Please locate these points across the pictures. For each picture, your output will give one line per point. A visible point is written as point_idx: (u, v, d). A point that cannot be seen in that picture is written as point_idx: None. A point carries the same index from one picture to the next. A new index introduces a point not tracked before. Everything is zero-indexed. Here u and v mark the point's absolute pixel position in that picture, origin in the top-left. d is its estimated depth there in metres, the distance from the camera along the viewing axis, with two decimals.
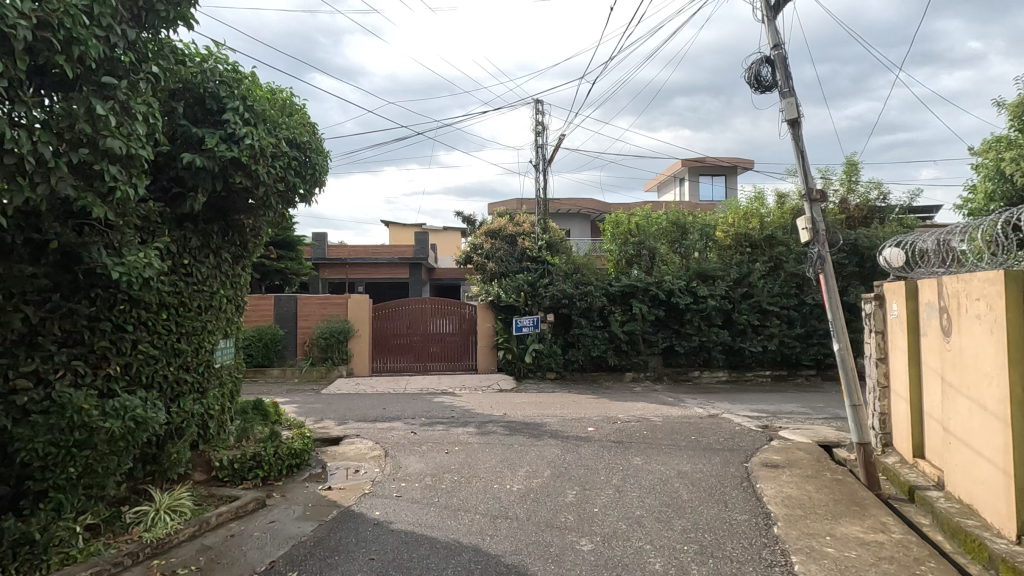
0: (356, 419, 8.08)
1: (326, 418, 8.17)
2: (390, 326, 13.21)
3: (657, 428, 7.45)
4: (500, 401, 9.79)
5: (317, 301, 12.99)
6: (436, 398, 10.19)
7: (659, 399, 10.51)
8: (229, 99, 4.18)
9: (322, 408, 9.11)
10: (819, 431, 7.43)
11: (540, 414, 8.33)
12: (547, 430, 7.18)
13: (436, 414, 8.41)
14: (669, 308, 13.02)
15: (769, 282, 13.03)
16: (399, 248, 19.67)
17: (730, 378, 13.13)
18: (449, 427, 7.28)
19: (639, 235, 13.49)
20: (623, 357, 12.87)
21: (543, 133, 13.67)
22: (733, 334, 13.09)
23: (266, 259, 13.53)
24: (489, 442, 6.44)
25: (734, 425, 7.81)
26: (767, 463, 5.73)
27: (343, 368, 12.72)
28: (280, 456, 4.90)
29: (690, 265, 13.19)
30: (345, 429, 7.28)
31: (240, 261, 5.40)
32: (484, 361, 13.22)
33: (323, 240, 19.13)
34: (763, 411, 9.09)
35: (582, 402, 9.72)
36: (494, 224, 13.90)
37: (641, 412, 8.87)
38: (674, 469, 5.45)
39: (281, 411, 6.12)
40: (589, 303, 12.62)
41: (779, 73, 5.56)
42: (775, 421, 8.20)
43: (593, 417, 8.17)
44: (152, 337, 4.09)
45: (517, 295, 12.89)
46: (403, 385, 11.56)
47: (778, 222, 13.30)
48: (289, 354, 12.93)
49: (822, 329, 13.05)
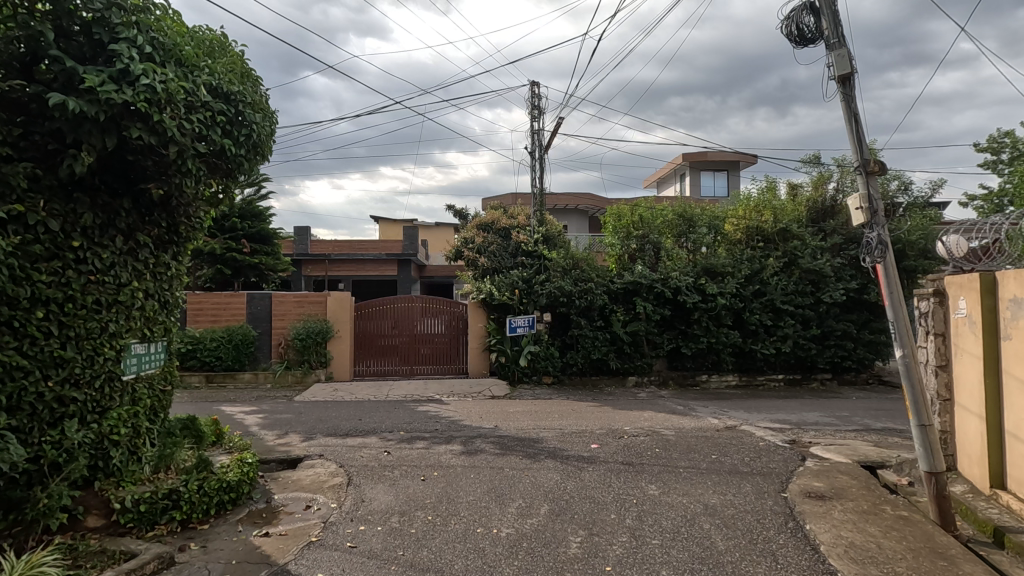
0: (325, 433, 7.05)
1: (292, 432, 7.13)
2: (374, 326, 12.19)
3: (671, 445, 6.46)
4: (491, 410, 8.79)
5: (293, 299, 11.95)
6: (420, 406, 9.18)
7: (668, 406, 9.51)
8: (124, 28, 3.16)
9: (290, 419, 8.07)
10: (857, 447, 6.45)
11: (536, 428, 7.32)
12: (544, 448, 6.17)
13: (418, 427, 7.39)
14: (675, 307, 12.04)
15: (784, 278, 12.04)
16: (388, 243, 18.61)
17: (740, 383, 12.21)
18: (431, 446, 6.26)
19: (642, 228, 12.54)
20: (626, 360, 11.88)
21: (540, 117, 12.65)
22: (744, 335, 12.15)
23: (238, 254, 12.42)
24: (476, 465, 5.43)
25: (757, 441, 6.83)
26: (810, 493, 4.75)
27: (321, 372, 11.69)
28: (207, 491, 3.88)
29: (698, 260, 12.23)
30: (310, 446, 6.25)
31: (166, 248, 4.36)
32: (475, 364, 12.23)
33: (306, 235, 18.07)
34: (785, 422, 8.12)
35: (583, 412, 8.74)
36: (487, 217, 12.99)
37: (649, 423, 7.88)
38: (699, 503, 4.45)
39: (224, 430, 5.08)
40: (589, 301, 11.62)
41: (827, 18, 4.56)
42: (802, 435, 7.23)
43: (597, 431, 7.17)
44: (20, 344, 3.09)
45: (511, 292, 11.88)
46: (386, 391, 10.55)
47: (793, 215, 12.34)
48: (263, 357, 11.86)
49: (840, 330, 12.10)
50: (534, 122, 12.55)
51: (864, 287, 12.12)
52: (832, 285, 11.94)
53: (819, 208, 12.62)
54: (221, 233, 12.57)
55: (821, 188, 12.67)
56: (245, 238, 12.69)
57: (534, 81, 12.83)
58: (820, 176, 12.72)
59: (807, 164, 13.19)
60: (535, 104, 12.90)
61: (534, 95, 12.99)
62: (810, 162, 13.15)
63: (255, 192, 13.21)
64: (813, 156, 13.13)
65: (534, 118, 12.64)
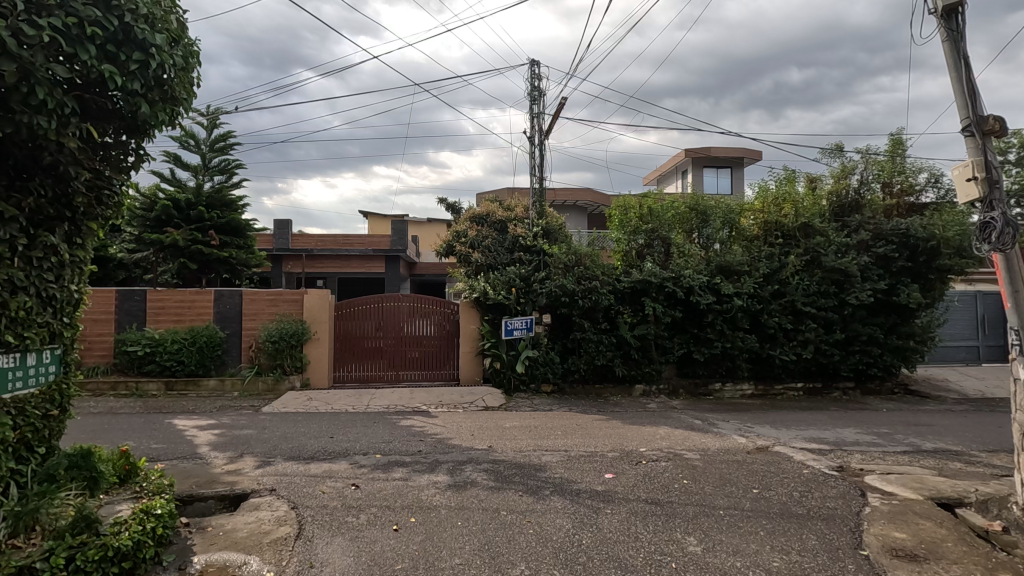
0: (286, 456, 5.92)
1: (247, 455, 5.98)
2: (356, 327, 11.05)
3: (700, 475, 5.37)
4: (485, 426, 7.70)
5: (266, 297, 10.80)
6: (403, 421, 8.06)
7: (684, 420, 8.43)
8: None
9: (251, 436, 6.92)
10: (922, 479, 5.41)
11: (537, 450, 6.22)
12: (547, 481, 5.07)
13: (398, 449, 6.28)
14: (687, 309, 10.98)
15: (805, 278, 11.02)
16: (375, 238, 17.47)
17: (756, 392, 11.21)
18: (411, 476, 5.13)
19: (650, 221, 11.47)
20: (633, 367, 10.81)
21: (541, 99, 11.57)
22: (761, 340, 11.14)
23: (205, 247, 11.20)
24: (464, 506, 4.31)
25: (800, 469, 5.75)
26: (898, 551, 3.67)
27: (296, 379, 10.52)
28: (80, 567, 2.77)
29: (711, 258, 11.20)
30: (263, 476, 5.11)
31: (50, 225, 3.26)
32: (467, 370, 11.10)
33: (287, 228, 16.91)
34: (822, 442, 7.05)
35: (589, 428, 7.65)
36: (482, 209, 12.08)
37: (668, 443, 6.82)
38: (759, 569, 3.36)
39: (137, 462, 3.92)
40: (593, 302, 10.53)
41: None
42: (851, 460, 6.17)
43: (608, 456, 6.08)
44: None
45: (508, 291, 10.79)
46: (366, 401, 9.39)
47: (816, 209, 11.31)
48: (231, 361, 10.66)
49: (866, 334, 11.07)
50: (534, 105, 11.47)
51: (892, 289, 11.08)
52: (858, 286, 10.87)
53: (841, 203, 11.66)
54: (187, 223, 11.27)
55: (844, 180, 11.67)
56: (213, 229, 11.42)
57: (535, 60, 11.73)
58: (843, 168, 11.70)
59: (828, 154, 12.17)
60: (535, 86, 11.81)
61: (535, 75, 11.90)
62: (831, 152, 12.14)
63: (226, 180, 12.04)
64: (834, 146, 12.13)
65: (534, 100, 11.54)
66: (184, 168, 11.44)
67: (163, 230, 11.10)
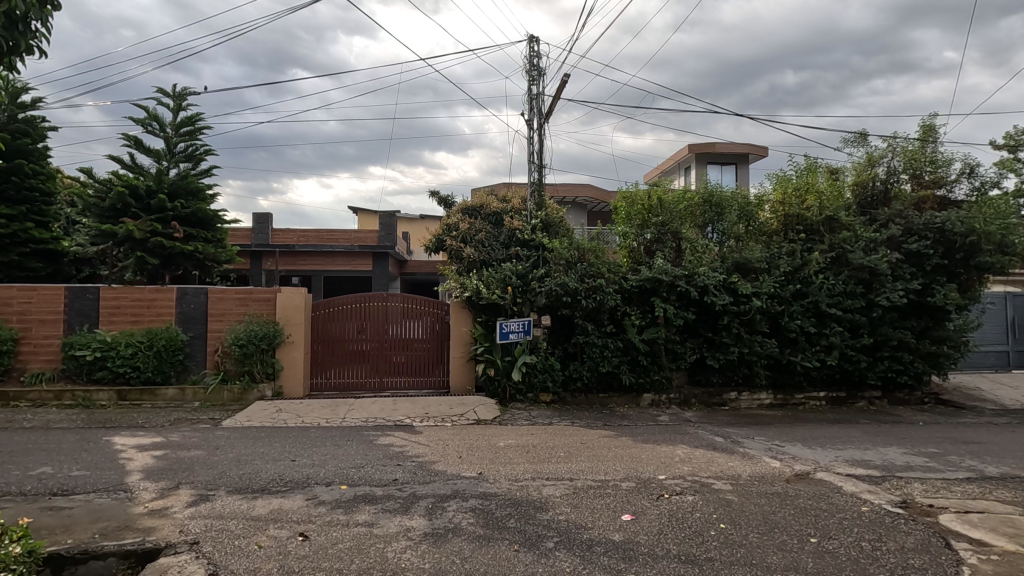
0: (230, 489, 4.85)
1: (182, 487, 4.91)
2: (336, 329, 10.00)
3: (740, 516, 4.33)
4: (475, 445, 6.65)
5: (235, 295, 9.70)
6: (381, 438, 6.98)
7: (703, 437, 7.39)
8: None
9: (197, 459, 5.83)
10: (1014, 521, 4.38)
11: (536, 480, 5.17)
12: (550, 527, 4.02)
13: (369, 478, 5.21)
14: (700, 310, 9.98)
15: (829, 277, 10.04)
16: (361, 234, 16.40)
17: (775, 403, 10.21)
18: (377, 520, 4.08)
19: (659, 213, 10.45)
20: (641, 375, 9.77)
21: (540, 79, 10.53)
22: (781, 345, 10.16)
23: (166, 240, 10.08)
24: (442, 570, 3.26)
25: (857, 506, 4.72)
26: None
27: (267, 388, 9.43)
28: None
29: (726, 254, 10.23)
30: (189, 522, 4.02)
31: None
32: (458, 379, 10.05)
33: (267, 223, 15.84)
34: (868, 466, 6.04)
35: (596, 448, 6.60)
36: (474, 201, 11.06)
37: (691, 468, 5.78)
38: None
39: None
40: (598, 302, 9.54)
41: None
42: (914, 493, 5.13)
43: (621, 487, 5.04)
44: None
45: (503, 290, 9.72)
46: (342, 413, 8.30)
47: (841, 202, 10.33)
48: (194, 367, 9.53)
49: (896, 339, 10.07)
50: (533, 85, 10.44)
51: (925, 289, 10.10)
52: (889, 286, 9.87)
53: (867, 195, 10.71)
54: (147, 213, 10.12)
55: (871, 169, 10.69)
56: (177, 221, 10.31)
57: (534, 36, 10.71)
58: (868, 158, 10.73)
59: (850, 143, 11.20)
60: (534, 64, 10.78)
61: (535, 53, 10.87)
62: (854, 141, 11.15)
63: (194, 166, 10.96)
64: (857, 134, 11.13)
65: (533, 80, 10.50)
66: (145, 153, 10.35)
67: (119, 220, 9.94)
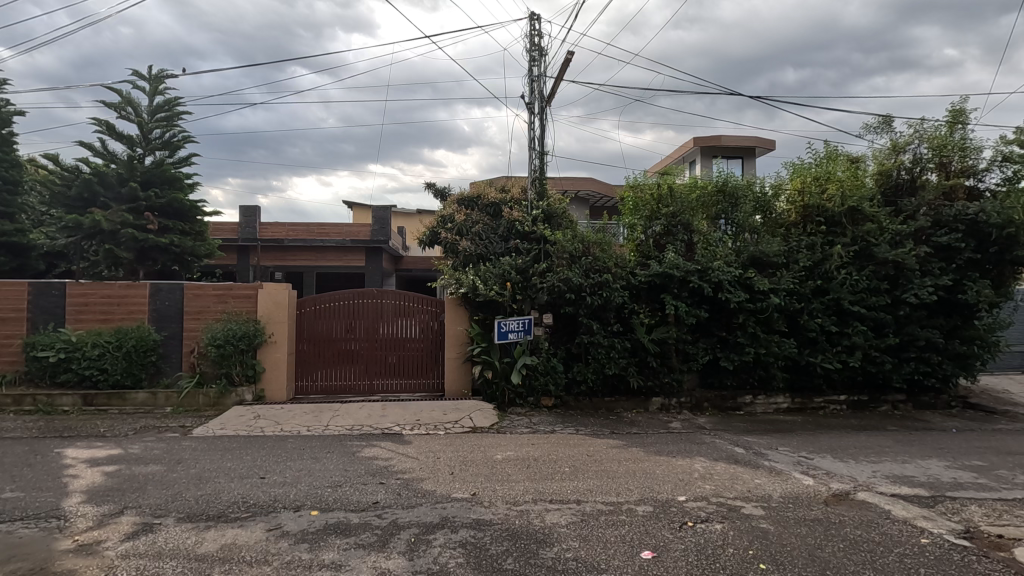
0: (181, 516, 4.16)
1: (126, 513, 4.21)
2: (323, 328, 9.30)
3: (782, 554, 3.62)
4: (469, 458, 5.94)
5: (213, 292, 8.98)
6: (365, 449, 6.29)
7: (722, 447, 6.70)
8: None
9: (153, 476, 5.14)
10: None
11: (537, 503, 4.48)
12: (554, 570, 3.32)
13: (345, 502, 4.51)
14: (713, 307, 9.28)
15: (853, 272, 9.33)
16: (354, 228, 15.69)
17: (792, 407, 9.53)
18: (346, 561, 3.39)
19: (669, 204, 9.72)
20: (649, 377, 9.09)
21: (541, 60, 9.81)
22: (799, 345, 9.47)
23: (138, 232, 9.39)
24: None
25: (915, 538, 4.01)
26: None
27: (246, 391, 8.74)
28: None
29: (741, 248, 9.52)
30: (118, 564, 3.33)
31: None
32: (453, 382, 9.33)
33: (254, 216, 15.14)
34: (913, 484, 5.33)
35: (604, 461, 5.91)
36: (472, 191, 10.35)
37: (714, 487, 5.09)
38: None
39: None
40: (603, 299, 8.82)
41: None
42: (978, 520, 4.40)
43: (637, 513, 4.34)
44: None
45: (501, 286, 9.03)
46: (325, 420, 7.60)
47: (864, 192, 9.63)
48: (168, 369, 8.83)
49: (924, 339, 9.37)
50: (534, 66, 9.72)
51: (955, 285, 9.41)
52: (917, 281, 9.18)
53: (891, 185, 10.01)
54: (118, 203, 9.42)
55: (896, 158, 9.99)
56: (151, 211, 9.67)
57: (535, 14, 9.98)
58: (892, 146, 10.03)
59: (873, 130, 10.49)
60: (535, 45, 10.05)
61: (536, 33, 10.14)
62: (877, 127, 10.42)
63: (170, 154, 10.25)
64: (881, 120, 10.41)
65: (533, 61, 9.78)
66: (117, 139, 9.64)
67: (87, 211, 9.24)
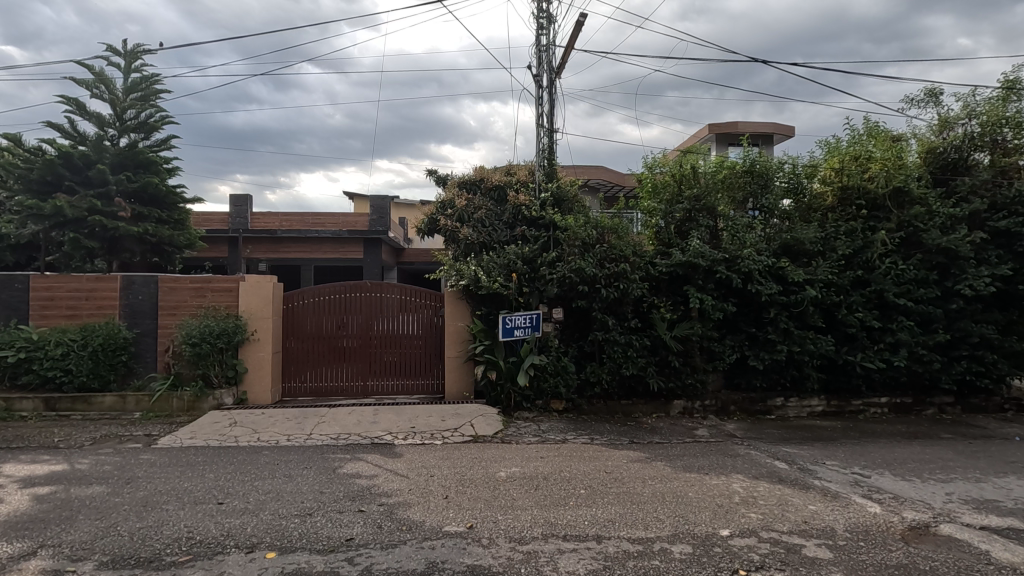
0: (104, 560, 3.34)
1: (38, 556, 3.39)
2: (311, 324, 8.47)
3: None
4: (468, 476, 5.08)
5: (190, 285, 8.18)
6: (349, 464, 5.44)
7: (761, 461, 5.80)
8: None
9: (92, 501, 4.33)
10: None
11: (549, 542, 3.62)
12: None
13: (311, 538, 3.67)
14: (741, 301, 8.35)
15: (898, 261, 8.37)
16: (351, 218, 14.89)
17: (829, 411, 8.60)
18: None
19: (692, 186, 8.78)
20: (671, 378, 8.18)
21: (550, 27, 8.89)
22: (837, 342, 8.52)
23: (108, 220, 8.63)
24: None
25: None
26: None
27: (226, 395, 7.93)
28: None
29: (772, 234, 8.59)
30: None
31: None
32: (454, 383, 8.48)
33: (245, 205, 14.36)
34: (1003, 512, 4.40)
35: (626, 480, 5.03)
36: (474, 174, 9.43)
37: (763, 516, 4.20)
38: None
39: None
40: (620, 292, 7.93)
41: None
42: None
43: (673, 556, 3.46)
44: None
45: (506, 278, 8.17)
46: (309, 428, 6.76)
47: (910, 171, 8.65)
48: (142, 370, 8.05)
49: (977, 335, 8.40)
50: (542, 34, 8.81)
51: (1012, 275, 8.42)
52: (971, 271, 8.20)
53: (938, 164, 9.02)
54: (85, 187, 8.68)
55: (945, 135, 9.04)
56: (121, 197, 8.91)
57: None
58: (941, 122, 9.06)
59: (916, 104, 9.48)
60: (543, 12, 9.14)
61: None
62: (922, 101, 9.42)
63: (145, 136, 9.46)
64: (926, 93, 9.40)
65: (541, 29, 8.87)
66: (86, 118, 8.85)
67: (52, 196, 8.46)
